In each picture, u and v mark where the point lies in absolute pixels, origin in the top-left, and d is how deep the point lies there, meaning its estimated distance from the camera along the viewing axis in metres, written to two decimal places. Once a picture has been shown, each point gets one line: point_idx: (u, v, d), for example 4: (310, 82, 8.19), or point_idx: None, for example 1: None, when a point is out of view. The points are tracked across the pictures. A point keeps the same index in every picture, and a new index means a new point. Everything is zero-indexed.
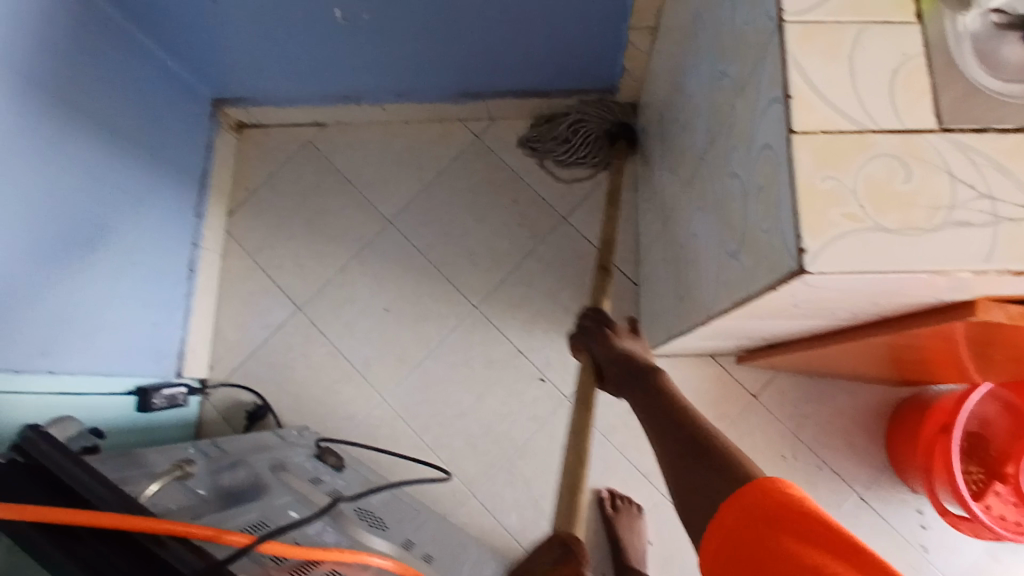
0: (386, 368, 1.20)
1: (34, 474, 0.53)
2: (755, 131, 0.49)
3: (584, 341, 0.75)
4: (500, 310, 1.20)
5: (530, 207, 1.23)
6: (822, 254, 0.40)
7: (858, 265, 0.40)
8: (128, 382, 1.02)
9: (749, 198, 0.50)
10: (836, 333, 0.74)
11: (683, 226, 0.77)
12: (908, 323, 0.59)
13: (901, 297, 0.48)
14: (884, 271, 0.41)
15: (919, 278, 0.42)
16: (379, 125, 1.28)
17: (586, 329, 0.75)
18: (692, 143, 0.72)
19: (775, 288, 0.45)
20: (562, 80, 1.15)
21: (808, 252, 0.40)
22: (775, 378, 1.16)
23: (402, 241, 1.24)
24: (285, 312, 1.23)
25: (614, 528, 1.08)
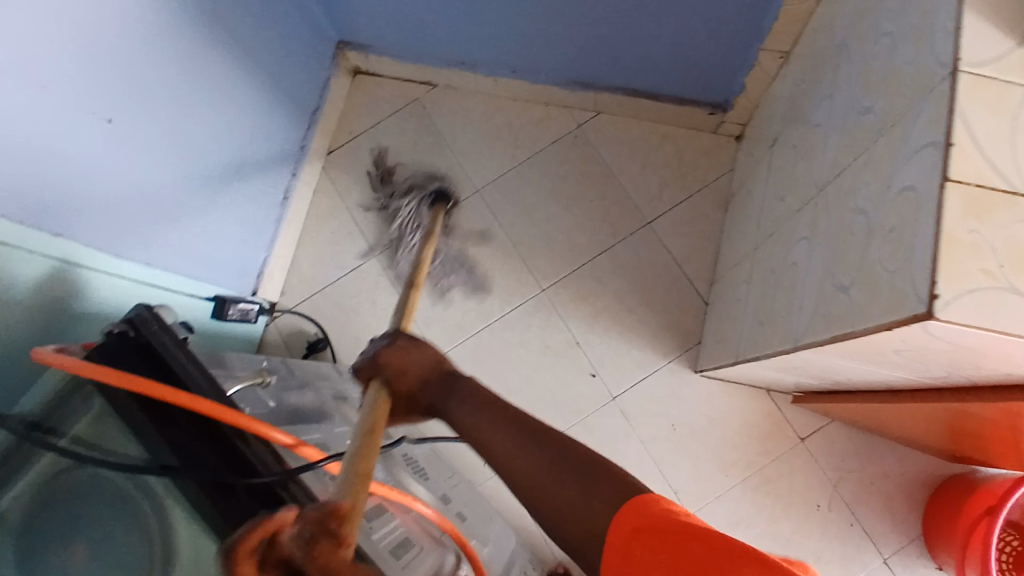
0: (444, 330, 1.23)
1: (139, 350, 0.56)
2: (897, 171, 0.48)
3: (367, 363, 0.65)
4: (566, 299, 1.22)
5: (616, 206, 1.24)
6: (953, 304, 0.40)
7: (985, 321, 0.40)
8: (210, 290, 1.07)
9: (877, 236, 0.50)
10: (900, 391, 0.74)
11: (781, 254, 0.77)
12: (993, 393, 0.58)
13: (1008, 364, 0.47)
14: (1010, 335, 0.41)
15: None
16: (486, 96, 1.30)
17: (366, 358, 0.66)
18: (809, 174, 0.72)
19: (891, 327, 0.45)
20: (677, 87, 1.15)
21: (939, 298, 0.40)
22: (826, 426, 1.14)
23: (484, 212, 1.26)
24: (361, 256, 1.27)
25: None
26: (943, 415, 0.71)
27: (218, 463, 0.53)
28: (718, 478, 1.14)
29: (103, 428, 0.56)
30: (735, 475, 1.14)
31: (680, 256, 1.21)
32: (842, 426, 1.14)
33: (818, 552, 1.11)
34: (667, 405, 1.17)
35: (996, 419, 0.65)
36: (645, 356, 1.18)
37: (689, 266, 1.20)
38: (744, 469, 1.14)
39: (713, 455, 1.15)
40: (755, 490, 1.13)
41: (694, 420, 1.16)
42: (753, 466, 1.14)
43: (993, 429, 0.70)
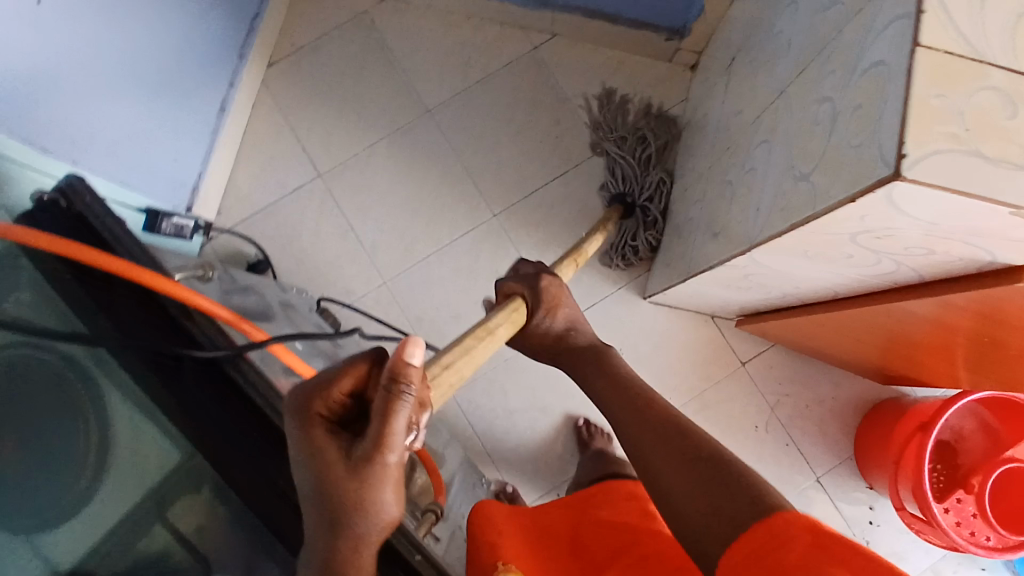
0: (393, 254, 1.20)
1: (69, 220, 0.52)
2: (865, 52, 0.49)
3: (520, 289, 0.72)
4: (518, 225, 1.20)
5: (570, 133, 1.22)
6: (921, 166, 0.41)
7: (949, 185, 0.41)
8: (141, 201, 1.00)
9: (841, 119, 0.50)
10: (841, 299, 0.77)
11: (738, 165, 0.77)
12: (936, 289, 0.60)
13: (962, 244, 0.49)
14: (972, 199, 0.42)
15: (997, 217, 0.43)
16: (439, 14, 1.25)
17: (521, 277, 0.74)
18: (770, 81, 0.72)
19: (856, 199, 0.46)
20: (636, 10, 1.13)
21: (907, 158, 0.41)
22: (765, 352, 1.18)
23: (436, 133, 1.22)
24: (305, 176, 1.21)
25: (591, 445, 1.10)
26: (884, 321, 0.75)
27: None
28: None
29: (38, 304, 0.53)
30: (679, 399, 1.17)
31: None
32: (781, 351, 1.18)
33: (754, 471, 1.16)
34: (616, 332, 1.18)
35: (936, 321, 0.69)
36: (595, 284, 1.19)
37: None
38: (687, 393, 1.17)
39: (659, 380, 1.17)
40: (698, 413, 1.17)
41: (642, 346, 1.18)
42: (696, 390, 1.18)
43: (930, 334, 0.74)
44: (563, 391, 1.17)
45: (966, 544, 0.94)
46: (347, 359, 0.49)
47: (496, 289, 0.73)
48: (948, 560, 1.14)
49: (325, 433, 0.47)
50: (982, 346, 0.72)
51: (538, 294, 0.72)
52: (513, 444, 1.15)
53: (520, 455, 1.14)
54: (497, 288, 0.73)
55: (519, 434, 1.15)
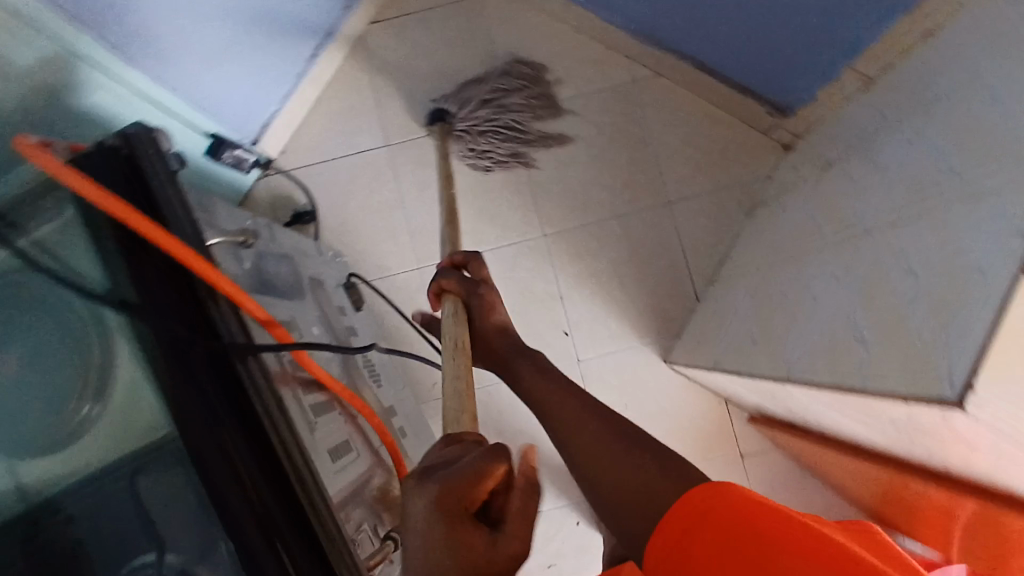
0: (435, 242, 1.19)
1: (126, 170, 0.52)
2: (964, 246, 0.46)
3: (454, 288, 0.72)
4: (563, 251, 1.18)
5: (643, 175, 1.19)
6: (984, 403, 0.39)
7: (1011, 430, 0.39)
8: (210, 126, 0.99)
9: (918, 304, 0.48)
10: (859, 449, 0.73)
11: (799, 281, 0.74)
12: (952, 486, 0.57)
13: (1000, 471, 0.46)
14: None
15: None
16: (551, 19, 1.22)
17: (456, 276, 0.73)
18: (859, 212, 0.69)
19: (908, 401, 0.44)
20: (747, 76, 1.09)
21: (974, 392, 0.39)
22: (767, 451, 1.15)
23: (511, 136, 1.20)
24: (373, 141, 1.21)
25: None
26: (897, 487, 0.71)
27: (182, 316, 0.50)
28: None
29: (68, 237, 0.55)
30: None
31: (690, 245, 1.18)
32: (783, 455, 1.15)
33: None
34: (626, 384, 1.16)
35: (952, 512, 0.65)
36: (621, 332, 1.17)
37: (694, 258, 1.17)
38: None
39: None
40: None
41: (647, 406, 1.16)
42: None
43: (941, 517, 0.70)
44: None
45: None
46: (484, 458, 0.43)
47: (433, 287, 0.74)
48: None
49: (473, 533, 0.42)
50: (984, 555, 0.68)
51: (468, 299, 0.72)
52: None
53: None
54: (433, 286, 0.74)
55: None
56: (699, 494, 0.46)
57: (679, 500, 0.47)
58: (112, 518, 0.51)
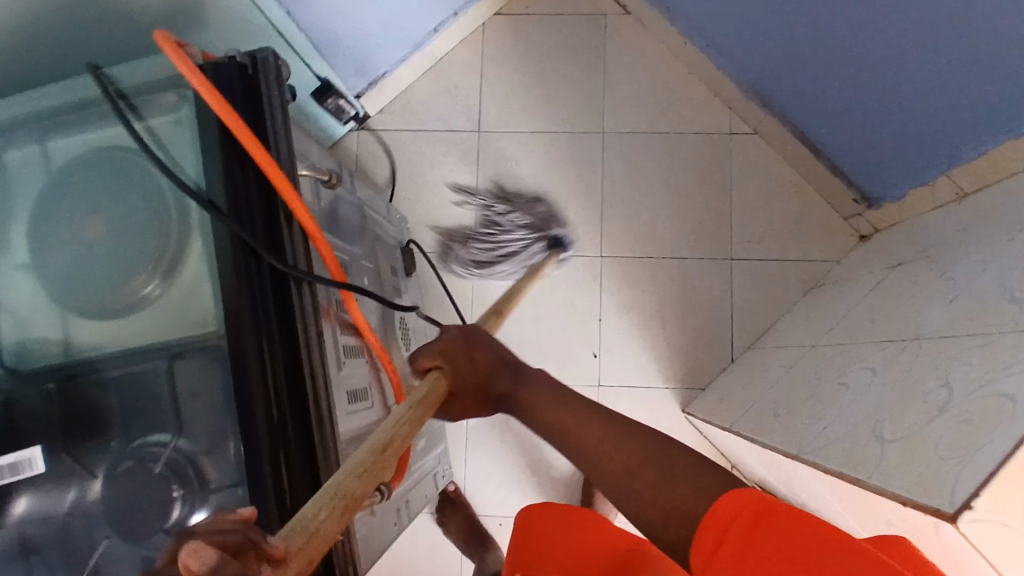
0: (497, 234, 1.22)
1: (249, 89, 0.56)
2: (1004, 374, 0.46)
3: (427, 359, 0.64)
4: (615, 276, 1.20)
5: (713, 225, 1.19)
6: (979, 522, 0.39)
7: None
8: (324, 70, 1.05)
9: (945, 417, 0.47)
10: None
11: (836, 368, 0.74)
12: None
13: None
14: None
15: None
16: (668, 54, 1.24)
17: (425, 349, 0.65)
18: (915, 316, 0.68)
19: (905, 502, 0.43)
20: (842, 157, 1.08)
21: (971, 509, 0.38)
22: None
23: (597, 154, 1.22)
24: (466, 124, 1.25)
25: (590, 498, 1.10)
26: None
27: (257, 232, 0.54)
28: None
29: (178, 132, 0.58)
30: None
31: (739, 306, 1.17)
32: None
33: None
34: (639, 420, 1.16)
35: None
36: (648, 369, 1.18)
37: (740, 319, 1.17)
38: None
39: None
40: None
41: None
42: None
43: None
44: None
45: None
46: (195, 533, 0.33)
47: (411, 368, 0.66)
48: None
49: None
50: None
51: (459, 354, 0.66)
52: (491, 455, 1.17)
53: (491, 468, 1.17)
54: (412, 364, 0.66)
55: (501, 450, 1.17)
56: (726, 504, 0.46)
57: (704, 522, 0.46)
58: (145, 397, 0.55)
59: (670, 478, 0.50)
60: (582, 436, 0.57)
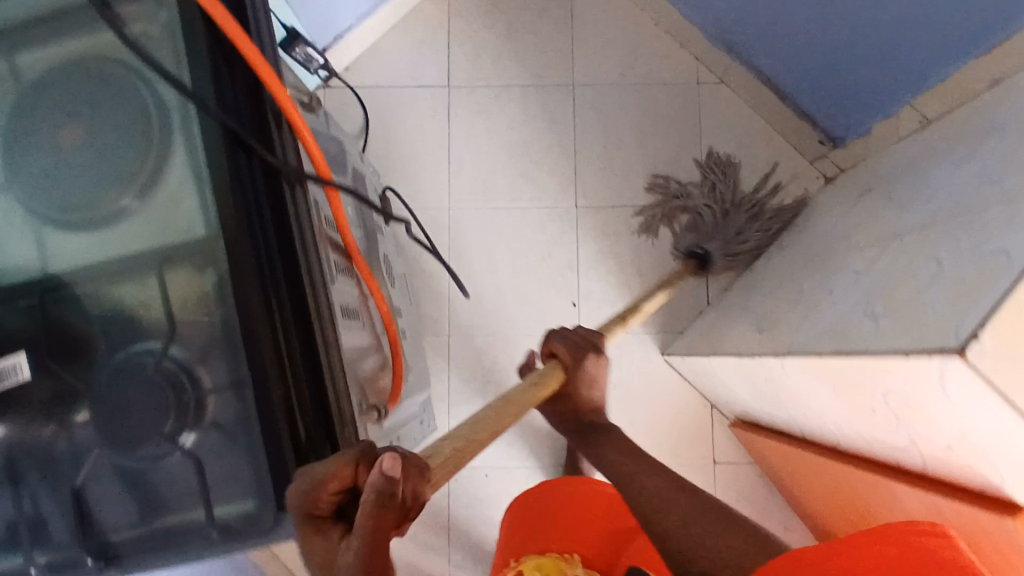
0: (471, 188, 1.21)
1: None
2: (995, 236, 0.47)
3: (561, 353, 0.70)
4: (591, 226, 1.21)
5: (686, 173, 1.22)
6: (988, 357, 0.39)
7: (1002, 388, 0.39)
8: (289, 19, 1.02)
9: (939, 284, 0.49)
10: (835, 450, 0.75)
11: (818, 279, 0.76)
12: (917, 480, 0.60)
13: (978, 451, 0.47)
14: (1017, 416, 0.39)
15: None
16: (634, 7, 1.25)
17: (564, 339, 0.71)
18: (895, 220, 0.71)
19: (909, 354, 0.43)
20: (806, 98, 1.11)
21: (979, 342, 0.39)
22: (740, 464, 1.17)
23: (569, 107, 1.23)
24: (435, 79, 1.23)
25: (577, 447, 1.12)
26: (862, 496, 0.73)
27: (247, 131, 0.53)
28: None
29: (166, 39, 0.54)
30: None
31: None
32: (755, 470, 1.17)
33: None
34: (617, 363, 1.20)
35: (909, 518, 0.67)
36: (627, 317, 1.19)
37: None
38: None
39: (632, 429, 1.18)
40: None
41: (634, 387, 1.19)
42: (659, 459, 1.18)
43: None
44: None
45: None
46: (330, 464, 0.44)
47: (544, 344, 0.72)
48: None
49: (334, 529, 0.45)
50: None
51: (580, 367, 0.69)
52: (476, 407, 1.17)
53: None
54: (545, 344, 0.72)
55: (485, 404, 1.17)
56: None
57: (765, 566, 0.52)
58: (136, 309, 0.53)
59: (699, 551, 0.56)
60: (646, 489, 0.61)
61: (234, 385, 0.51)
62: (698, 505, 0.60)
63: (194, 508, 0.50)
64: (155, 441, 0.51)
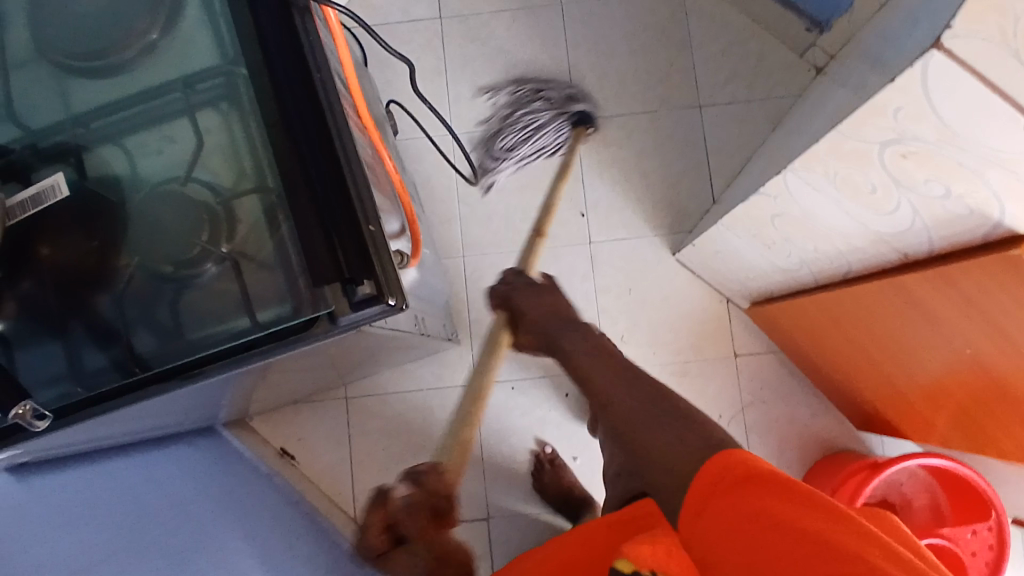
0: (472, 111, 1.24)
1: None
2: None
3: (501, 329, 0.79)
4: (591, 137, 1.23)
5: (679, 78, 1.24)
6: (960, 38, 0.41)
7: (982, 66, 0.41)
8: None
9: (921, 28, 0.51)
10: (852, 277, 0.77)
11: (815, 115, 0.78)
12: (931, 261, 0.62)
13: (975, 174, 0.49)
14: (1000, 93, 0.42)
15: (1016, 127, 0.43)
16: None
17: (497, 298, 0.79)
18: (879, 39, 0.73)
19: (898, 72, 0.46)
20: None
21: (951, 29, 0.40)
22: (761, 353, 1.18)
23: (559, 25, 1.26)
24: (427, 12, 1.27)
25: None
26: (897, 322, 0.74)
27: None
28: (645, 352, 1.19)
29: None
30: (661, 356, 1.19)
31: (714, 148, 1.22)
32: (776, 358, 1.18)
33: None
34: (631, 268, 1.20)
35: (941, 331, 0.68)
36: (635, 221, 1.21)
37: (715, 161, 1.22)
38: (672, 355, 1.19)
39: (652, 331, 1.19)
40: (672, 376, 1.18)
41: (651, 293, 1.20)
42: (681, 356, 1.19)
43: (933, 357, 0.73)
44: (562, 299, 1.20)
45: None
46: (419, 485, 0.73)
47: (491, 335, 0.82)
48: None
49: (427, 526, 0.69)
50: (980, 380, 0.70)
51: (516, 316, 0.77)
52: None
53: None
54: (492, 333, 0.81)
55: None
56: (702, 488, 0.49)
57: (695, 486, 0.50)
58: (164, 145, 0.58)
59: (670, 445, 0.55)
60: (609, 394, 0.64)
61: (261, 193, 0.55)
62: (637, 383, 0.64)
63: (237, 317, 0.54)
64: (196, 259, 0.55)
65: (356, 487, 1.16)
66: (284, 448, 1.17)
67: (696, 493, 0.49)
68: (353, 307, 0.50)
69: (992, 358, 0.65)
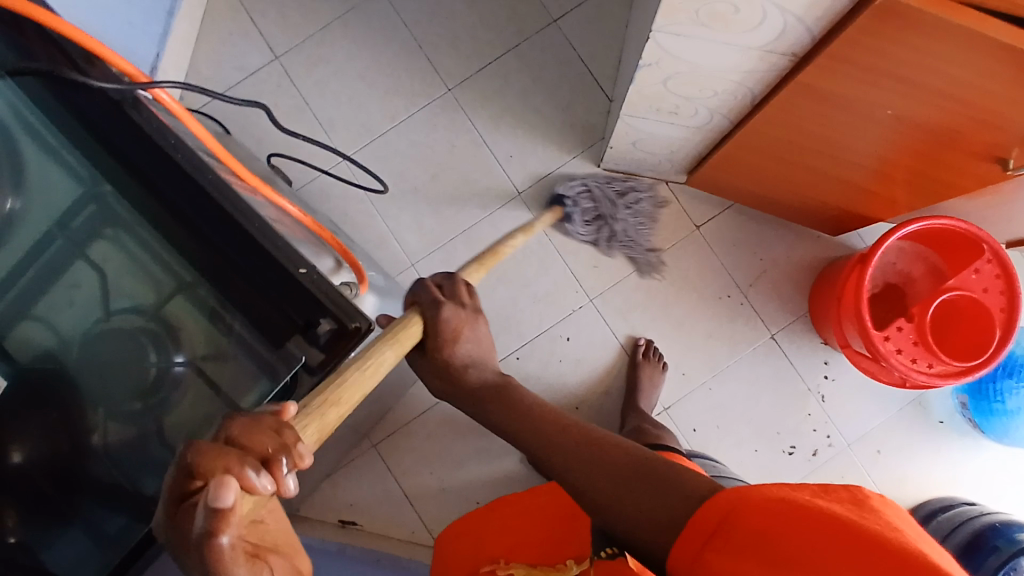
0: (351, 131, 1.22)
1: None
2: None
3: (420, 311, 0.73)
4: (472, 98, 1.22)
5: (523, 5, 1.24)
6: None
7: None
8: None
9: None
10: (760, 101, 0.78)
11: None
12: (820, 47, 0.63)
13: None
14: None
15: None
16: None
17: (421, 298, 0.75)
18: None
19: None
20: None
21: None
22: (718, 215, 1.20)
23: (389, 12, 1.24)
24: (261, 58, 1.23)
25: (639, 373, 1.12)
26: (819, 120, 0.75)
27: None
28: (619, 267, 1.19)
29: None
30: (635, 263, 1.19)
31: (586, 54, 1.23)
32: (736, 214, 1.20)
33: (707, 330, 1.18)
34: None
35: (859, 106, 0.69)
36: (549, 154, 1.21)
37: (593, 66, 1.23)
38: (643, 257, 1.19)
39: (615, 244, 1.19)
40: (653, 276, 1.19)
41: None
42: (651, 254, 1.19)
43: (866, 134, 0.75)
44: (521, 260, 1.18)
45: (906, 373, 0.93)
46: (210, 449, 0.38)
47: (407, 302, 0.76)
48: (907, 400, 1.17)
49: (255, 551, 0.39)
50: (910, 132, 0.71)
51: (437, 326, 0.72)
52: None
53: None
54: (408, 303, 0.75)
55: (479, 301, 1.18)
56: (707, 513, 0.47)
57: (701, 509, 0.48)
58: (72, 295, 0.57)
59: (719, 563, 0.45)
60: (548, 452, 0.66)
61: (182, 289, 0.55)
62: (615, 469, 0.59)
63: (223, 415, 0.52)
64: (158, 382, 0.55)
65: (426, 519, 1.15)
66: (341, 519, 1.14)
67: (717, 507, 0.46)
68: (325, 349, 0.49)
69: (914, 108, 0.67)
